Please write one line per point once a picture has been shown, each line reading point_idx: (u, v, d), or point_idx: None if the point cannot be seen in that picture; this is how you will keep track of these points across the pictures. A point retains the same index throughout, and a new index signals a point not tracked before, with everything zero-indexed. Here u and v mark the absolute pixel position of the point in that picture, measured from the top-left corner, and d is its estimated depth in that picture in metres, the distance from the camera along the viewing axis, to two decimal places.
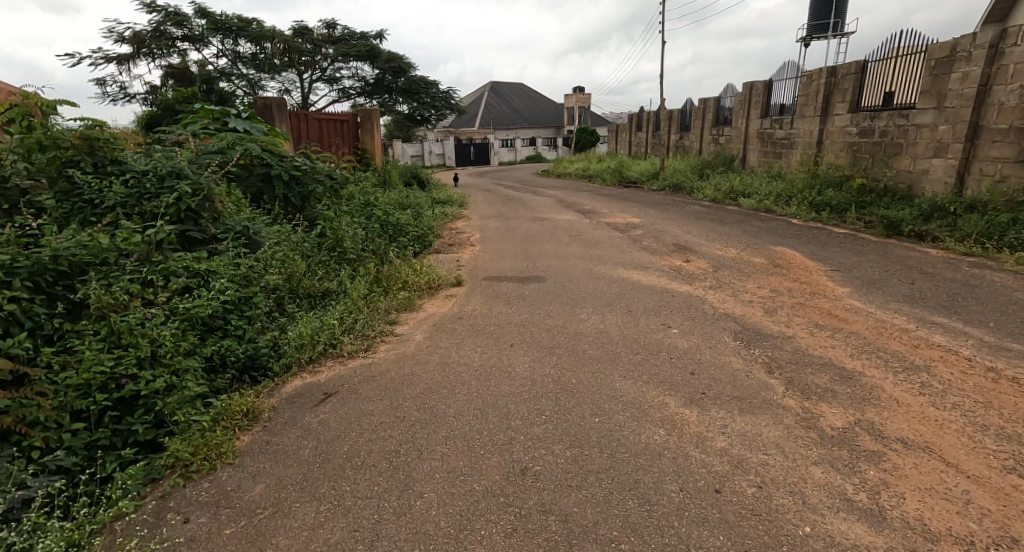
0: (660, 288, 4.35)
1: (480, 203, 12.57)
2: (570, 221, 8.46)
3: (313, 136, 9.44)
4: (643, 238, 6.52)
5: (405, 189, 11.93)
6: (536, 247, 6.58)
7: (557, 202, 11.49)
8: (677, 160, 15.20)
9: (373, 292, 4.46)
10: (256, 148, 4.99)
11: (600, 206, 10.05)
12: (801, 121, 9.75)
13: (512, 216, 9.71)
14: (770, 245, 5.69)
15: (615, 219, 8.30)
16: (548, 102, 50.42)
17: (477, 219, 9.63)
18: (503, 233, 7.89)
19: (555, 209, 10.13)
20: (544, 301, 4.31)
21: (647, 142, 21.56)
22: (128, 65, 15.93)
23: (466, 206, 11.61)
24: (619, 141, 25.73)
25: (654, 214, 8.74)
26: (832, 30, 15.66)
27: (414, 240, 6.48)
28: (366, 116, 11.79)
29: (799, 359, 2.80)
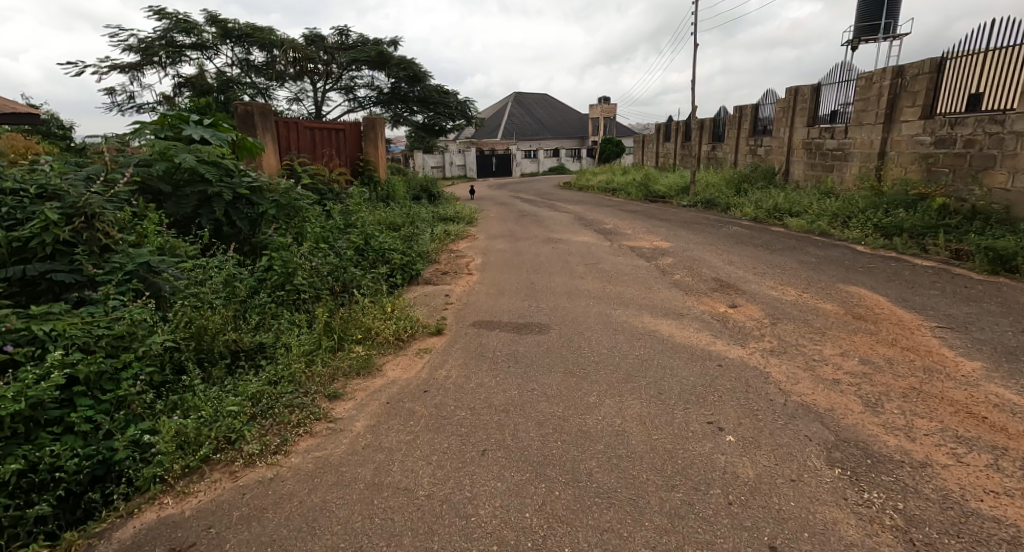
0: (700, 349, 3.23)
1: (493, 219, 11.55)
2: (589, 244, 7.36)
3: (304, 146, 8.57)
4: (675, 270, 5.39)
5: (411, 205, 10.99)
6: (544, 276, 5.52)
7: (575, 220, 10.40)
8: (709, 172, 13.95)
9: (320, 348, 3.42)
10: (191, 159, 3.98)
11: (624, 226, 8.93)
12: (858, 129, 8.47)
13: (524, 235, 8.65)
14: (839, 283, 4.50)
15: (640, 242, 7.16)
16: (573, 112, 49.39)
17: (484, 239, 8.60)
18: (509, 258, 6.83)
19: (572, 229, 9.03)
20: (539, 365, 3.21)
21: (676, 153, 20.28)
22: (136, 74, 15.47)
23: (476, 223, 10.59)
24: (646, 152, 24.49)
25: (686, 235, 7.56)
26: (884, 32, 14.24)
27: (398, 268, 5.45)
28: (369, 126, 11.02)
29: (959, 524, 1.65)
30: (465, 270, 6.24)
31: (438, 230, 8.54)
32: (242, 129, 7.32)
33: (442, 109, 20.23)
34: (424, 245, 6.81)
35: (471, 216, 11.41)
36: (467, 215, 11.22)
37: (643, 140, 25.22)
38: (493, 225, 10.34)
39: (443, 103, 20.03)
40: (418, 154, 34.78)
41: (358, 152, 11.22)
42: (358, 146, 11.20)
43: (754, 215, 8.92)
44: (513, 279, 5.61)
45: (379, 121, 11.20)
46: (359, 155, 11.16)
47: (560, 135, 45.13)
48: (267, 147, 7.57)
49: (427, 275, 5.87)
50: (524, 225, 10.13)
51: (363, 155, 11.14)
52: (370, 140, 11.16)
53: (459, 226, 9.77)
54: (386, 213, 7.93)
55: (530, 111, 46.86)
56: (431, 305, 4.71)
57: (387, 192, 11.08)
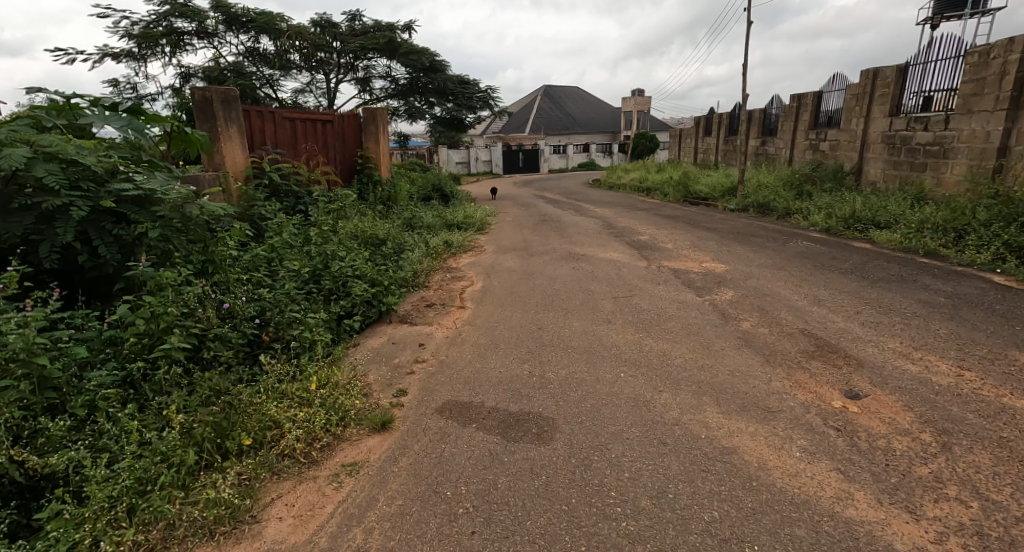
0: (830, 512, 1.76)
1: (508, 224, 10.17)
2: (621, 263, 5.91)
3: (283, 139, 7.27)
4: (741, 313, 3.91)
5: (415, 209, 9.70)
6: (562, 316, 4.11)
7: (603, 227, 8.93)
8: (760, 171, 12.24)
9: (161, 478, 2.03)
10: (22, 158, 2.61)
11: (663, 237, 7.43)
12: (967, 118, 6.79)
13: (543, 248, 7.24)
14: (1011, 348, 2.96)
15: (686, 263, 5.67)
16: (604, 106, 47.49)
17: (494, 252, 7.24)
18: (521, 282, 5.43)
19: (600, 240, 7.57)
20: (523, 538, 1.79)
21: (719, 148, 18.46)
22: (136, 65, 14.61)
23: (488, 231, 9.22)
24: (684, 147, 22.65)
25: (744, 253, 6.02)
26: (972, 6, 12.21)
27: (359, 304, 4.08)
28: (369, 117, 9.80)
29: None
30: (456, 301, 4.86)
31: (436, 242, 7.18)
32: (198, 120, 6.06)
33: (461, 100, 18.98)
34: (409, 267, 5.44)
35: (483, 223, 10.06)
36: (478, 221, 9.86)
37: (680, 134, 23.36)
38: (508, 233, 8.96)
39: (462, 94, 18.79)
40: (442, 148, 33.58)
41: (357, 148, 9.99)
42: (357, 142, 9.95)
43: (826, 225, 7.30)
44: (521, 317, 4.22)
45: (381, 113, 9.96)
46: (357, 152, 9.92)
47: (591, 129, 43.31)
48: (231, 141, 6.33)
49: (406, 309, 4.51)
50: (543, 234, 8.71)
51: (361, 152, 9.90)
52: (370, 134, 9.92)
53: (467, 236, 8.41)
54: (369, 223, 6.60)
55: (559, 105, 45.15)
56: (392, 370, 3.32)
57: (389, 194, 9.80)
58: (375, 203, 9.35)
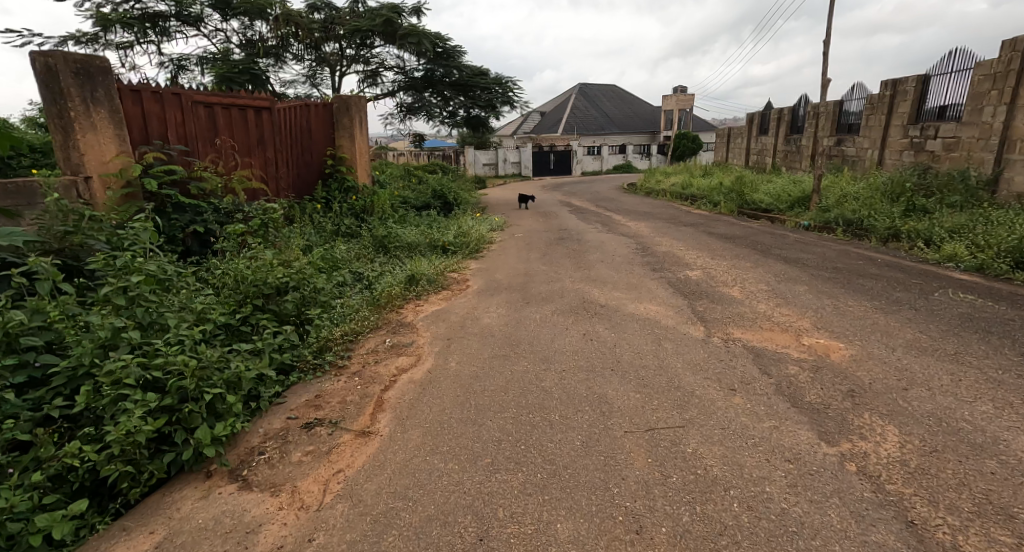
0: None
1: (518, 244, 8.13)
2: (662, 329, 3.80)
3: (202, 130, 5.31)
4: (953, 516, 1.75)
5: (398, 227, 7.78)
6: (546, 490, 2.01)
7: (638, 253, 6.78)
8: (839, 179, 9.79)
9: None
10: None
11: (723, 276, 5.26)
12: None
13: (551, 288, 5.17)
14: None
15: (775, 335, 3.49)
16: (643, 104, 44.90)
17: (483, 293, 5.21)
18: (501, 361, 3.36)
19: (634, 277, 5.42)
20: None
21: (777, 150, 15.90)
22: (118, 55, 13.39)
23: (486, 256, 7.21)
24: (734, 147, 20.08)
25: (863, 315, 3.80)
26: None
27: (117, 459, 1.99)
28: (342, 107, 8.08)
29: None
30: (365, 411, 2.75)
31: (395, 281, 5.15)
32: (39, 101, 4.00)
33: (478, 93, 17.12)
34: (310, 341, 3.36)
35: (483, 244, 8.06)
36: (476, 241, 7.86)
37: (729, 134, 20.80)
38: (512, 259, 6.93)
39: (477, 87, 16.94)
40: (469, 149, 31.76)
41: (324, 146, 8.11)
42: (323, 138, 8.07)
43: (976, 262, 4.95)
44: (468, 478, 2.14)
45: (355, 102, 8.23)
46: (327, 150, 8.10)
47: (628, 129, 40.80)
48: (98, 134, 4.28)
49: (255, 442, 2.42)
50: (557, 260, 6.65)
51: (332, 151, 8.10)
52: (343, 129, 8.12)
53: (452, 266, 6.40)
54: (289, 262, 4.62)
55: (595, 104, 42.69)
56: None
57: (365, 204, 7.92)
58: (346, 217, 7.44)
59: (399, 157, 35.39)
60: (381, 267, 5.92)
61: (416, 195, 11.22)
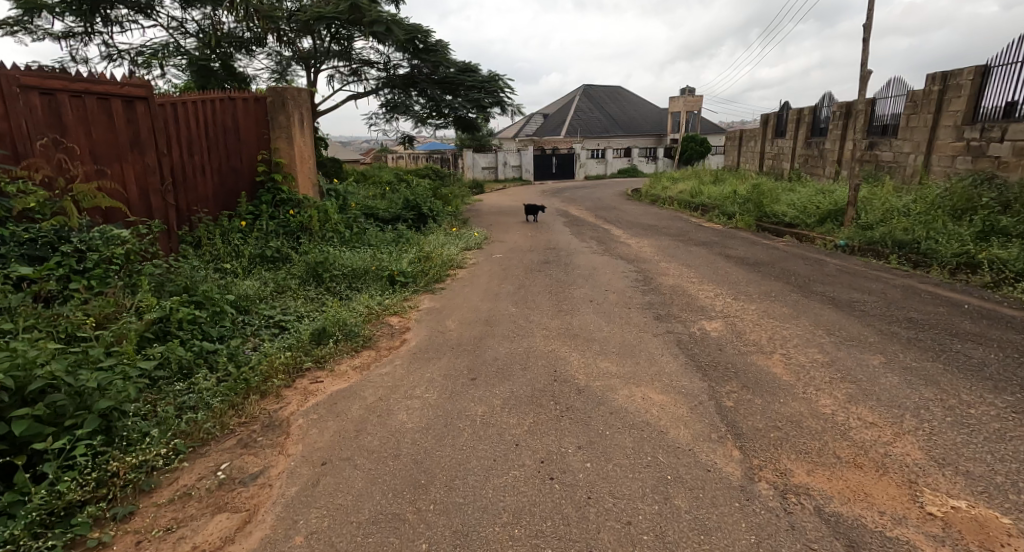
0: None
1: (494, 270, 6.71)
2: (672, 449, 2.35)
3: (40, 126, 3.82)
4: None
5: (343, 251, 6.38)
6: None
7: (638, 286, 5.35)
8: (877, 191, 8.32)
9: None
10: None
11: (753, 333, 3.80)
12: None
13: (517, 350, 3.73)
14: None
15: (867, 482, 2.02)
16: (649, 107, 43.45)
17: (424, 355, 3.79)
18: (385, 537, 1.90)
19: (631, 333, 3.97)
20: None
21: (797, 154, 14.38)
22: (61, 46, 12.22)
23: (448, 289, 5.79)
24: (747, 152, 18.59)
25: (1003, 433, 2.31)
26: None
27: None
28: (276, 102, 6.68)
29: None
30: None
31: (293, 340, 3.71)
32: None
33: (463, 91, 15.81)
34: (34, 504, 1.85)
35: (449, 271, 6.63)
36: (438, 267, 6.43)
37: (742, 137, 19.33)
38: (481, 293, 5.52)
39: (464, 84, 15.55)
40: (466, 152, 30.36)
41: (253, 149, 6.69)
42: (251, 140, 6.64)
43: None
44: None
45: (294, 96, 6.82)
46: (260, 154, 6.72)
47: (633, 133, 39.36)
48: None
49: None
50: (535, 297, 5.20)
51: (265, 154, 6.72)
52: (280, 128, 6.76)
53: (394, 308, 4.97)
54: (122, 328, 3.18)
55: (599, 106, 41.20)
56: None
57: (303, 222, 6.53)
58: (275, 240, 6.04)
59: (396, 161, 34.35)
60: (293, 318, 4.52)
61: (387, 205, 9.81)
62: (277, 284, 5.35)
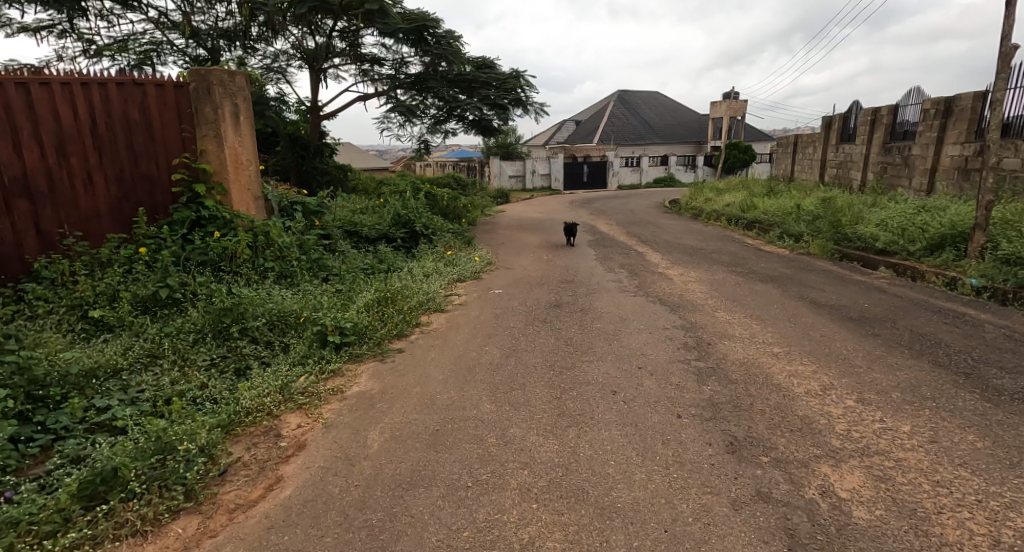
0: None
1: (487, 319, 4.94)
2: None
3: None
4: None
5: (277, 291, 4.65)
6: None
7: (692, 363, 3.50)
8: (1015, 211, 6.17)
9: None
10: None
11: (944, 530, 1.83)
12: None
13: (469, 540, 1.92)
14: None
15: None
16: (688, 114, 41.13)
17: (300, 529, 2.02)
18: None
19: (689, 496, 2.09)
20: None
21: (872, 162, 12.10)
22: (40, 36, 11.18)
23: (407, 355, 4.00)
24: (804, 160, 16.31)
25: None
26: None
27: None
28: (199, 87, 5.02)
29: None
30: None
31: (32, 502, 1.97)
32: None
33: (478, 90, 14.04)
34: None
35: (421, 319, 4.83)
36: (401, 316, 4.61)
37: (797, 144, 17.05)
38: (455, 364, 3.76)
39: (478, 81, 13.93)
40: (493, 159, 28.77)
41: (170, 150, 5.07)
42: (165, 138, 5.02)
43: None
44: None
45: (226, 80, 5.14)
46: (181, 157, 5.08)
47: (670, 140, 37.07)
48: None
49: None
50: (528, 381, 3.37)
51: (186, 158, 5.08)
52: (206, 123, 5.11)
53: (304, 396, 3.18)
54: None
55: (634, 112, 39.06)
56: None
57: (226, 249, 4.85)
58: (177, 276, 4.37)
59: (424, 169, 33.28)
60: (126, 423, 2.80)
61: (374, 222, 8.17)
62: (152, 349, 3.66)
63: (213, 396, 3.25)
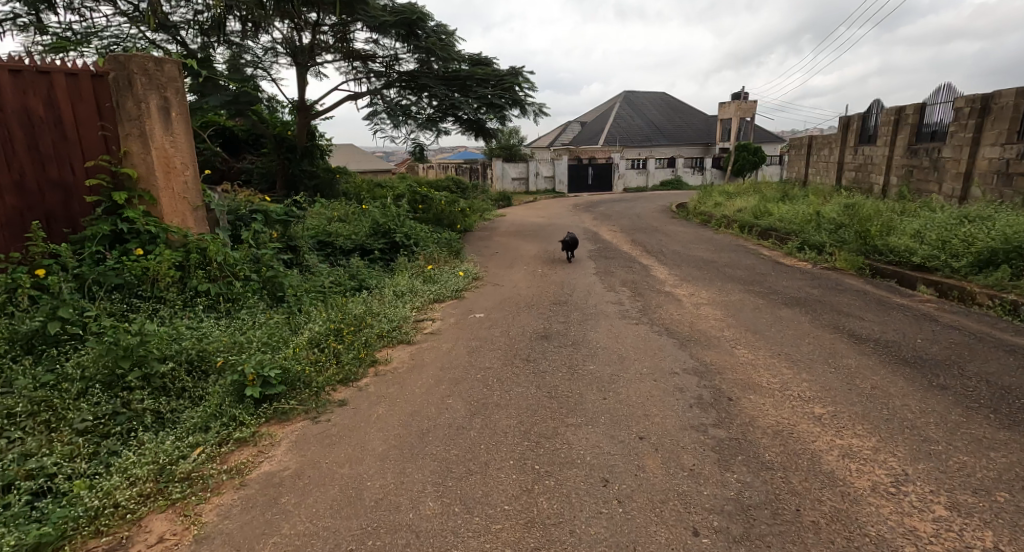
0: None
1: (460, 353, 4.13)
2: None
3: None
4: None
5: (202, 324, 3.85)
6: None
7: (711, 431, 2.68)
8: None
9: None
10: None
11: None
12: None
13: None
14: None
15: None
16: (695, 114, 40.20)
17: None
18: None
19: None
20: None
21: (896, 165, 11.21)
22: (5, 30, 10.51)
23: (349, 409, 3.20)
24: (820, 162, 15.40)
25: None
26: None
27: None
28: (118, 76, 4.23)
29: None
30: None
31: None
32: None
33: (473, 87, 13.25)
34: None
35: (379, 356, 4.03)
36: (350, 355, 3.80)
37: (811, 145, 16.15)
38: (406, 425, 2.96)
39: (473, 78, 13.13)
40: (495, 161, 27.99)
41: (87, 152, 4.29)
42: (80, 136, 4.24)
43: None
44: None
45: (152, 69, 4.35)
46: (99, 159, 4.29)
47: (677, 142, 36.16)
48: None
49: None
50: (496, 459, 2.55)
51: (105, 160, 4.29)
52: (129, 120, 4.32)
53: (188, 483, 2.37)
54: None
55: (641, 112, 38.18)
56: None
57: (145, 269, 4.06)
58: (74, 304, 3.57)
59: (427, 170, 32.63)
60: None
61: (349, 232, 7.39)
62: (17, 406, 2.85)
63: (71, 478, 2.44)
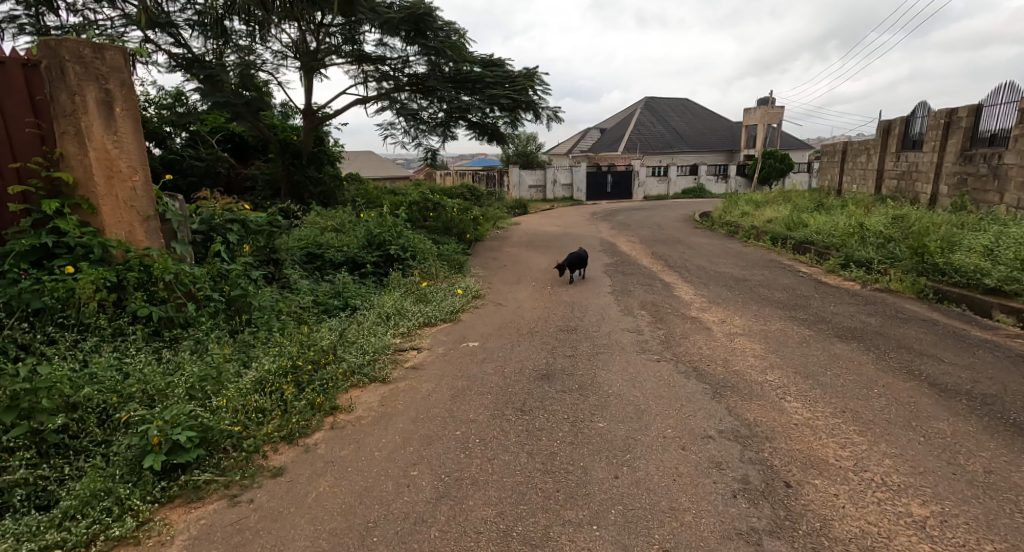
0: None
1: (440, 398, 3.37)
2: None
3: None
4: None
5: (126, 359, 3.17)
6: None
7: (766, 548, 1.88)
8: None
9: None
10: None
11: None
12: None
13: None
14: None
15: None
16: (719, 121, 39.08)
17: None
18: None
19: None
20: None
21: (947, 173, 10.17)
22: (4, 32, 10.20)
23: (281, 482, 2.47)
24: (856, 169, 14.34)
25: None
26: None
27: None
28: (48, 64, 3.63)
29: None
30: None
31: None
32: None
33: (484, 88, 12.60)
34: None
35: (340, 401, 3.30)
36: (299, 402, 3.08)
37: (846, 152, 15.09)
38: (347, 514, 2.21)
39: (483, 80, 12.49)
40: (512, 168, 27.31)
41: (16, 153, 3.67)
42: (7, 134, 3.63)
43: None
44: None
45: (89, 56, 3.74)
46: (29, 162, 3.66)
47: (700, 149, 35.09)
48: None
49: None
50: None
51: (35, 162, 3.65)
52: (63, 115, 3.70)
53: None
54: None
55: (662, 119, 37.22)
56: None
57: (71, 291, 3.41)
58: None
59: (444, 177, 32.15)
60: None
61: (339, 243, 6.72)
62: None
63: None
